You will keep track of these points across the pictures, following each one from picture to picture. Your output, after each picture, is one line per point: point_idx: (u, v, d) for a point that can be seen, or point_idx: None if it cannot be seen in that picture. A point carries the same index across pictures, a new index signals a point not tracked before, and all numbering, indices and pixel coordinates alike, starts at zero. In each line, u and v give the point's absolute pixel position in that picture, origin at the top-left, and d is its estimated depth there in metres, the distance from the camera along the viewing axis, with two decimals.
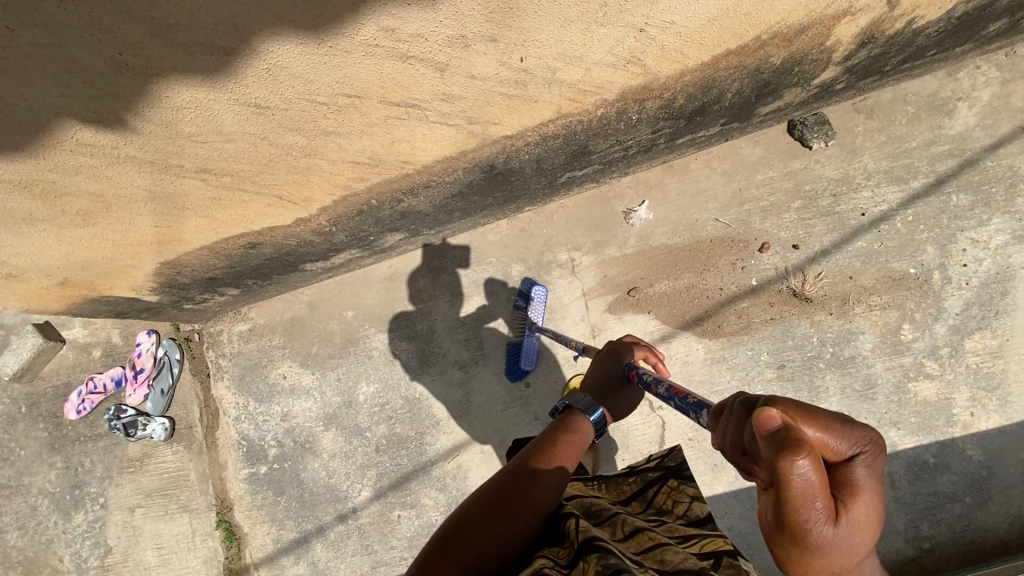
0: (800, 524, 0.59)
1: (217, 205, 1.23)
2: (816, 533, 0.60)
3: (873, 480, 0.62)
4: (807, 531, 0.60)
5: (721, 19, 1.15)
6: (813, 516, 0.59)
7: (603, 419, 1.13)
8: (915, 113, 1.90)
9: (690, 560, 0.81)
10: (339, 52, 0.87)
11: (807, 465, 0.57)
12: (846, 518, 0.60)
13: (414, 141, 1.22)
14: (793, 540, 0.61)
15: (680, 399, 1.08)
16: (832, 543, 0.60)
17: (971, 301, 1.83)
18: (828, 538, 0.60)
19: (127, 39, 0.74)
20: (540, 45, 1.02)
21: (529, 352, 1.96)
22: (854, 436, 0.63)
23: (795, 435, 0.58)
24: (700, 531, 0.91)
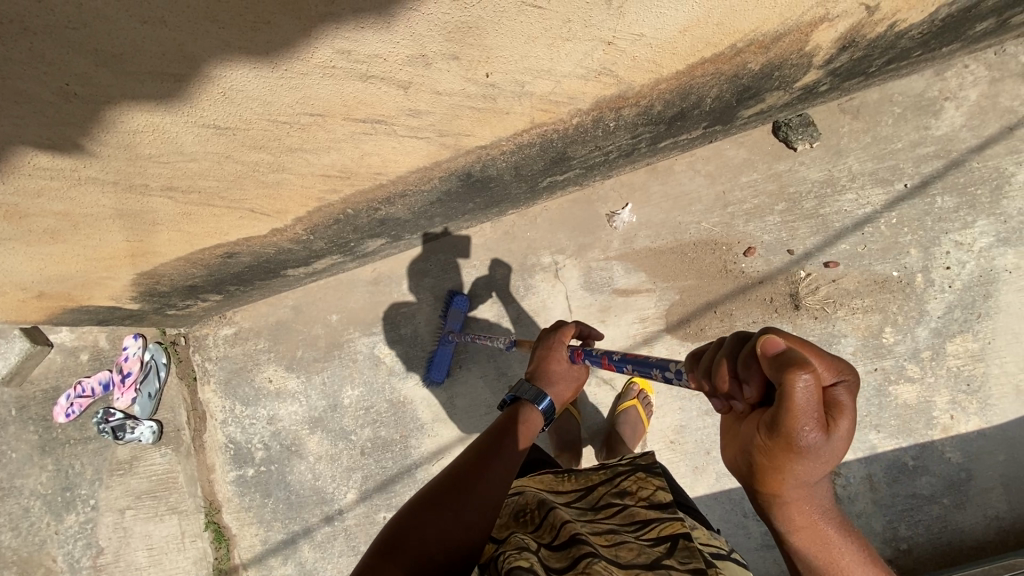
0: (792, 433, 0.66)
1: (187, 219, 1.22)
2: (805, 441, 0.66)
3: (852, 401, 0.69)
4: (797, 442, 0.66)
5: (693, 29, 1.13)
6: (809, 429, 0.65)
7: (551, 407, 1.19)
8: (901, 114, 1.88)
9: (644, 554, 0.85)
10: (295, 75, 0.86)
11: (807, 383, 0.63)
12: (836, 434, 0.67)
13: (385, 154, 1.21)
14: (783, 449, 0.68)
15: (639, 362, 1.11)
16: (820, 451, 0.67)
17: (954, 304, 1.83)
18: (816, 447, 0.67)
19: (72, 70, 0.73)
20: (504, 61, 1.01)
21: (443, 361, 1.99)
22: (841, 363, 0.70)
23: (796, 355, 0.65)
24: (660, 514, 0.95)
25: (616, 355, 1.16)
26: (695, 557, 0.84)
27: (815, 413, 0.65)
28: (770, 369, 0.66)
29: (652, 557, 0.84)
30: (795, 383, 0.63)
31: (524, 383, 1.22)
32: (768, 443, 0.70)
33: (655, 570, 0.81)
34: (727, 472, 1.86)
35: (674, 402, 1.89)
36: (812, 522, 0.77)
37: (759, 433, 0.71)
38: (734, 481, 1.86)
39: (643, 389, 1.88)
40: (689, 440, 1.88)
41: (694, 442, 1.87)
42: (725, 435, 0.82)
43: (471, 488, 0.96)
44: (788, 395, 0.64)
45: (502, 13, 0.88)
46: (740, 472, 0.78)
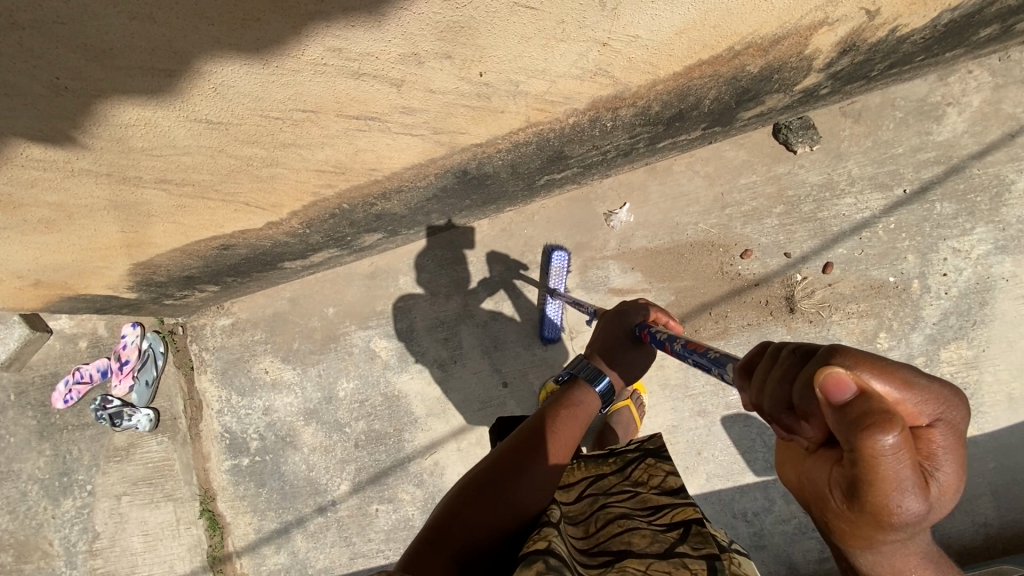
0: (881, 501, 0.58)
1: (182, 211, 1.23)
2: (897, 505, 0.58)
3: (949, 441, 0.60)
4: (886, 506, 0.58)
5: (690, 32, 1.12)
6: (903, 492, 0.56)
7: (608, 388, 1.20)
8: (903, 119, 1.87)
9: (657, 541, 0.87)
10: (286, 71, 0.86)
11: (894, 442, 0.54)
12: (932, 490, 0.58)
13: (380, 150, 1.22)
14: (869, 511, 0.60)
15: (701, 354, 1.06)
16: (916, 514, 0.58)
17: (949, 311, 1.82)
18: (911, 511, 0.57)
19: (62, 64, 0.73)
20: (497, 60, 1.01)
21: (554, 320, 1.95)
22: (936, 394, 0.60)
23: (873, 406, 0.55)
24: (672, 501, 0.95)
25: (678, 343, 1.11)
26: (707, 543, 0.84)
27: (908, 475, 0.56)
28: (840, 422, 0.57)
29: (665, 544, 0.85)
30: (879, 443, 0.54)
31: (583, 361, 1.24)
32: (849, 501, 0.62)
33: (668, 556, 0.83)
34: (718, 473, 1.87)
35: (667, 402, 1.90)
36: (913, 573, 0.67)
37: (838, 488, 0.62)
38: (725, 482, 1.86)
39: (636, 389, 1.88)
40: (681, 440, 1.89)
41: (686, 442, 1.88)
42: (793, 470, 0.73)
43: (517, 475, 0.97)
44: (869, 456, 0.55)
45: (494, 14, 0.87)
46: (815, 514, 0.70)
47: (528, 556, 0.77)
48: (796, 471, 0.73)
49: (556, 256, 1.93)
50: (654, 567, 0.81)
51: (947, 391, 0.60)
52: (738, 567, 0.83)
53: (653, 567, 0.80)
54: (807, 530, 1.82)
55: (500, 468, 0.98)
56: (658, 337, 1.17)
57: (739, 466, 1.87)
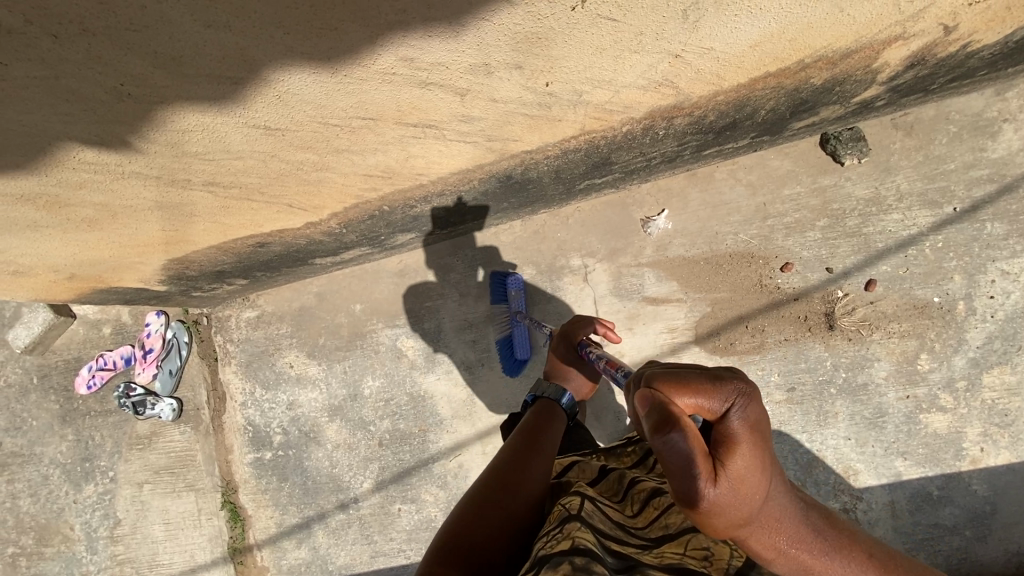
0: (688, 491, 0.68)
1: (226, 212, 1.20)
2: (703, 496, 0.67)
3: (744, 432, 0.70)
4: (690, 495, 0.68)
5: (765, 44, 1.06)
6: (701, 484, 0.67)
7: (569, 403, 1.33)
8: (957, 134, 1.81)
9: None
10: (354, 79, 0.81)
11: (675, 440, 0.65)
12: (730, 477, 0.68)
13: (430, 157, 1.17)
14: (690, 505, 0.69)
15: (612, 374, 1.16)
16: (721, 501, 0.68)
17: (994, 334, 1.78)
18: (715, 498, 0.67)
19: (129, 72, 0.69)
20: (568, 71, 0.96)
21: (524, 340, 1.96)
22: (726, 393, 0.71)
23: (663, 414, 0.68)
24: None
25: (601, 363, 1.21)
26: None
27: (697, 468, 0.66)
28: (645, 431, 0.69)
29: None
30: (662, 443, 0.66)
31: (543, 382, 1.37)
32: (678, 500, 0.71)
33: (707, 532, 0.89)
34: None
35: None
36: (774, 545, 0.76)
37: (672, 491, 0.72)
38: None
39: None
40: None
41: None
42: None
43: (521, 473, 1.06)
44: (661, 455, 0.67)
45: (575, 25, 0.82)
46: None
47: (553, 557, 0.76)
48: None
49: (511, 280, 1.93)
50: (693, 545, 0.86)
51: (737, 389, 0.71)
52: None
53: (692, 545, 0.86)
54: None
55: (505, 471, 1.06)
56: (592, 356, 1.28)
57: None
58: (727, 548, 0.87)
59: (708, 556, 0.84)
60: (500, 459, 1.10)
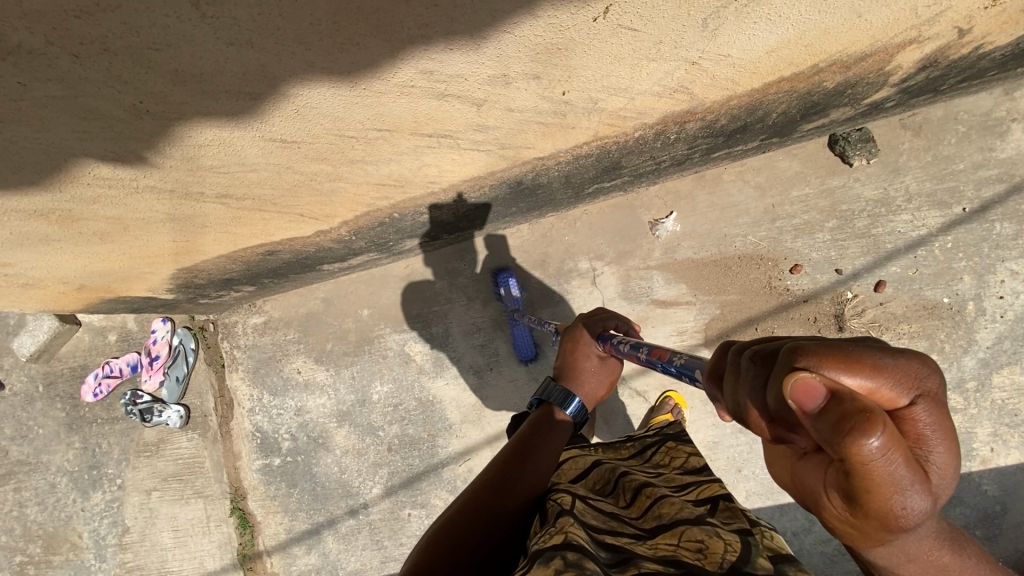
0: (881, 509, 0.50)
1: (237, 222, 1.19)
2: (903, 511, 0.50)
3: (940, 423, 0.52)
4: (886, 513, 0.50)
5: (781, 50, 1.05)
6: (904, 495, 0.49)
7: (577, 408, 1.21)
8: (965, 133, 1.81)
9: (686, 509, 0.85)
10: (373, 92, 0.80)
11: (882, 443, 0.46)
12: (932, 480, 0.51)
13: (443, 165, 1.17)
14: (872, 521, 0.52)
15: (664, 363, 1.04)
16: (923, 514, 0.51)
17: (1004, 335, 1.78)
18: (918, 513, 0.50)
19: (148, 90, 0.68)
20: (585, 80, 0.95)
21: (525, 339, 1.95)
22: (907, 369, 0.53)
23: (854, 407, 0.47)
24: (697, 480, 0.96)
25: (642, 353, 1.09)
26: (738, 517, 0.81)
27: (904, 474, 0.48)
28: (820, 434, 0.49)
29: (696, 512, 0.83)
30: (863, 449, 0.47)
31: (551, 384, 1.25)
32: (850, 514, 0.53)
33: (701, 524, 0.80)
34: (756, 491, 1.85)
35: (710, 418, 1.87)
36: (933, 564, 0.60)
37: (835, 502, 0.54)
38: (765, 500, 1.85)
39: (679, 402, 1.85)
40: (721, 457, 1.87)
41: (725, 460, 1.86)
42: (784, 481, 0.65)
43: (519, 469, 1.03)
44: (857, 463, 0.47)
45: (595, 36, 0.81)
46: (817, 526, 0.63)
47: (545, 552, 0.73)
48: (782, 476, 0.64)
49: (502, 278, 1.93)
50: (687, 537, 0.77)
51: (917, 363, 0.53)
52: (774, 541, 0.76)
53: (686, 537, 0.77)
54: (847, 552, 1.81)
55: (503, 469, 1.04)
56: (624, 349, 1.16)
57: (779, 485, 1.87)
58: (722, 541, 0.74)
59: (701, 548, 0.73)
60: (500, 457, 1.08)
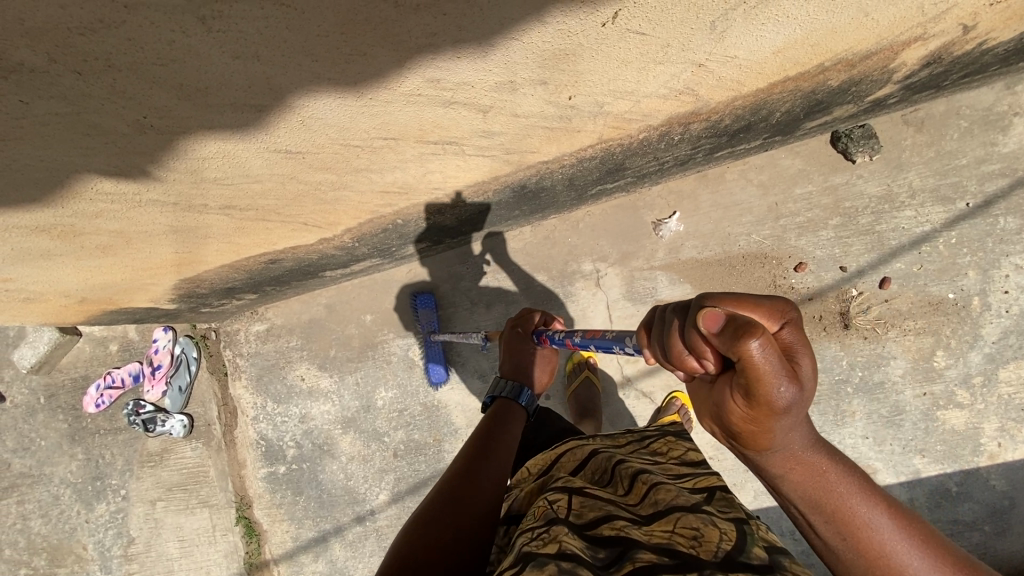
0: (768, 398, 0.63)
1: (240, 232, 1.18)
2: (780, 399, 0.64)
3: (802, 338, 0.68)
4: (771, 401, 0.64)
5: (788, 51, 1.05)
6: (781, 386, 0.62)
7: (529, 399, 1.26)
8: (968, 128, 1.80)
9: (683, 496, 0.86)
10: (378, 102, 0.79)
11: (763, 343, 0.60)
12: (801, 376, 0.65)
13: (447, 171, 1.16)
14: (761, 411, 0.65)
15: (598, 340, 1.07)
16: (794, 402, 0.65)
17: (1009, 329, 1.77)
18: (791, 400, 0.64)
19: (152, 105, 0.67)
20: (592, 84, 0.94)
21: (437, 361, 1.96)
22: (774, 302, 0.68)
23: (741, 319, 0.61)
24: (694, 471, 0.97)
25: (578, 336, 1.12)
26: (734, 506, 0.85)
27: (780, 368, 0.62)
28: (721, 345, 0.62)
29: (693, 499, 0.85)
30: (750, 349, 0.60)
31: (502, 381, 1.28)
32: (746, 409, 0.67)
33: (697, 511, 0.82)
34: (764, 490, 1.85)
35: None
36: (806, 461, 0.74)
37: (735, 402, 0.68)
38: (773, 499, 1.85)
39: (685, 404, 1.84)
40: (728, 457, 1.87)
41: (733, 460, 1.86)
42: (700, 406, 0.79)
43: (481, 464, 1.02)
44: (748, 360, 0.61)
45: (603, 40, 0.81)
46: (726, 438, 0.76)
47: (539, 556, 0.71)
48: (701, 406, 0.77)
49: (420, 299, 1.96)
50: (683, 524, 0.80)
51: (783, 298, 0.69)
52: (767, 533, 0.83)
53: (681, 524, 0.80)
54: None
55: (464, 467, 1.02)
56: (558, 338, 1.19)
57: None
58: (717, 530, 0.78)
59: (697, 536, 0.77)
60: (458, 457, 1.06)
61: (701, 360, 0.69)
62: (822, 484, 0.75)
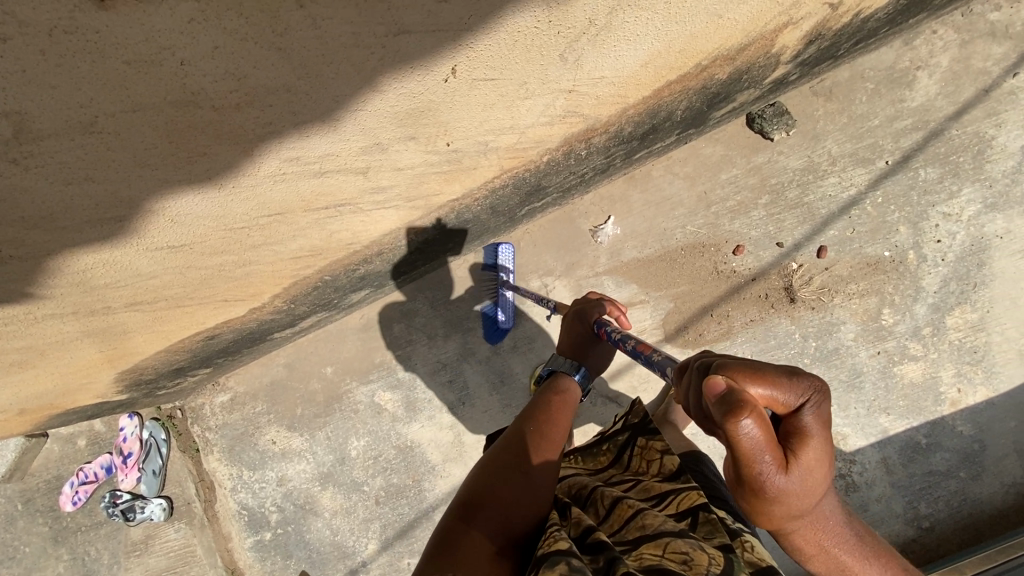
0: (754, 482, 0.63)
1: (159, 321, 1.17)
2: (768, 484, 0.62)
3: (822, 427, 0.64)
4: (760, 487, 0.63)
5: (655, 62, 1.07)
6: (766, 469, 0.61)
7: (586, 377, 1.23)
8: (874, 89, 1.86)
9: (670, 522, 0.86)
10: (243, 187, 0.87)
11: (750, 425, 0.59)
12: (799, 469, 0.62)
13: (355, 228, 1.17)
14: (750, 492, 0.64)
15: (647, 355, 1.06)
16: (789, 491, 0.63)
17: (948, 277, 1.81)
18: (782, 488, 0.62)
19: (7, 238, 0.78)
20: (463, 130, 0.97)
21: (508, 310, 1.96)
22: (803, 386, 0.64)
23: (736, 399, 0.61)
24: (675, 487, 0.98)
25: (630, 343, 1.10)
26: (718, 531, 0.84)
27: (771, 456, 0.61)
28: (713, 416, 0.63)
29: (679, 525, 0.85)
30: (735, 431, 0.60)
31: (558, 357, 1.27)
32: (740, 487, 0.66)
33: (685, 537, 0.81)
34: None
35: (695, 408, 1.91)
36: (827, 552, 0.72)
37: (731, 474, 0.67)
38: None
39: None
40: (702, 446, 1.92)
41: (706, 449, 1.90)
42: None
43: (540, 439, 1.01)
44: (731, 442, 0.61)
45: (454, 93, 0.86)
46: None
47: (551, 556, 0.74)
48: None
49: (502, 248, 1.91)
50: (672, 548, 0.77)
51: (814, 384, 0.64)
52: (752, 555, 0.83)
53: (670, 548, 0.77)
54: None
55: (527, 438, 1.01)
56: (614, 336, 1.17)
57: None
58: (706, 553, 0.76)
59: (687, 560, 0.74)
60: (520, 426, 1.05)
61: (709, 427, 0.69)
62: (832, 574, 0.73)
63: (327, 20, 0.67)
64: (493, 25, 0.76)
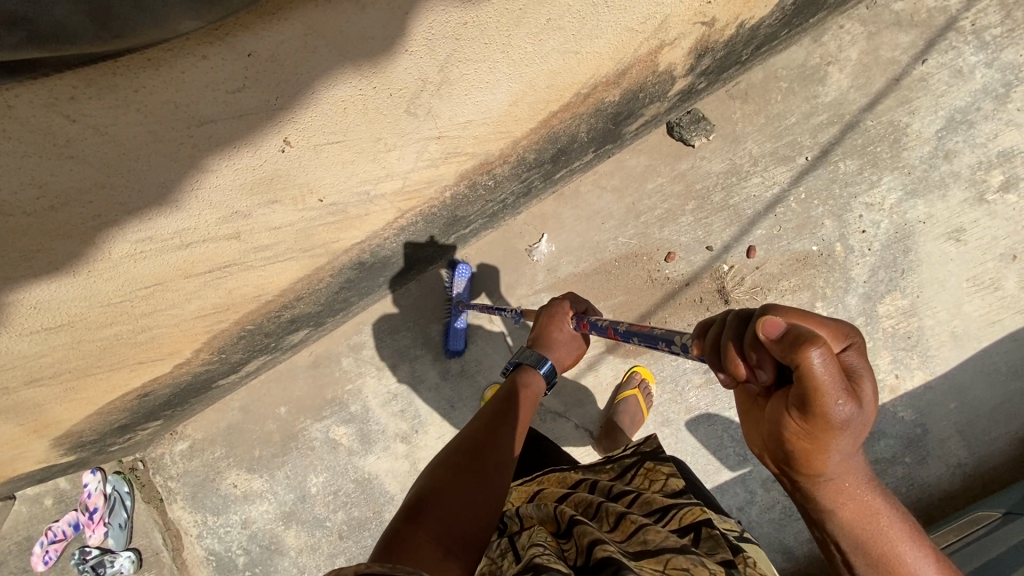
0: (824, 413, 0.61)
1: (71, 390, 1.27)
2: (838, 415, 0.62)
3: (864, 361, 0.66)
4: (830, 418, 0.61)
5: (524, 98, 1.21)
6: (838, 400, 0.60)
7: (551, 371, 1.22)
8: (789, 88, 1.88)
9: (672, 539, 0.81)
10: (101, 269, 1.01)
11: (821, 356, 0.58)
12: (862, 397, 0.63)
13: (253, 282, 1.27)
14: (819, 428, 0.63)
15: (644, 333, 1.03)
16: (854, 419, 0.62)
17: (876, 266, 1.84)
18: (851, 417, 0.62)
19: None
20: (331, 186, 1.13)
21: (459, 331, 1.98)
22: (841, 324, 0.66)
23: (803, 331, 0.60)
24: (677, 500, 0.91)
25: (621, 326, 1.09)
26: (722, 547, 0.80)
27: (840, 385, 0.60)
28: (778, 352, 0.61)
29: (681, 542, 0.80)
30: (810, 360, 0.58)
31: (525, 349, 1.25)
32: (802, 425, 0.65)
33: (686, 553, 0.77)
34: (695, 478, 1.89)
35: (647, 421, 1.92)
36: (860, 494, 0.72)
37: (790, 416, 0.65)
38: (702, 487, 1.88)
39: (646, 377, 1.89)
40: None
41: None
42: (752, 431, 0.76)
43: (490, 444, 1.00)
44: (803, 376, 0.59)
45: (302, 159, 1.03)
46: (777, 464, 0.74)
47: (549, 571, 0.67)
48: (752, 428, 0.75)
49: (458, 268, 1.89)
50: (672, 565, 0.74)
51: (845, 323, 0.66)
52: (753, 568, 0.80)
53: (671, 566, 0.74)
54: (793, 512, 1.85)
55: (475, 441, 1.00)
56: (600, 324, 1.17)
57: (713, 466, 1.89)
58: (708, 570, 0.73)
59: None
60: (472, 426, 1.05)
61: (756, 372, 0.66)
62: (865, 523, 0.72)
63: (113, 127, 0.80)
64: (308, 104, 0.93)
